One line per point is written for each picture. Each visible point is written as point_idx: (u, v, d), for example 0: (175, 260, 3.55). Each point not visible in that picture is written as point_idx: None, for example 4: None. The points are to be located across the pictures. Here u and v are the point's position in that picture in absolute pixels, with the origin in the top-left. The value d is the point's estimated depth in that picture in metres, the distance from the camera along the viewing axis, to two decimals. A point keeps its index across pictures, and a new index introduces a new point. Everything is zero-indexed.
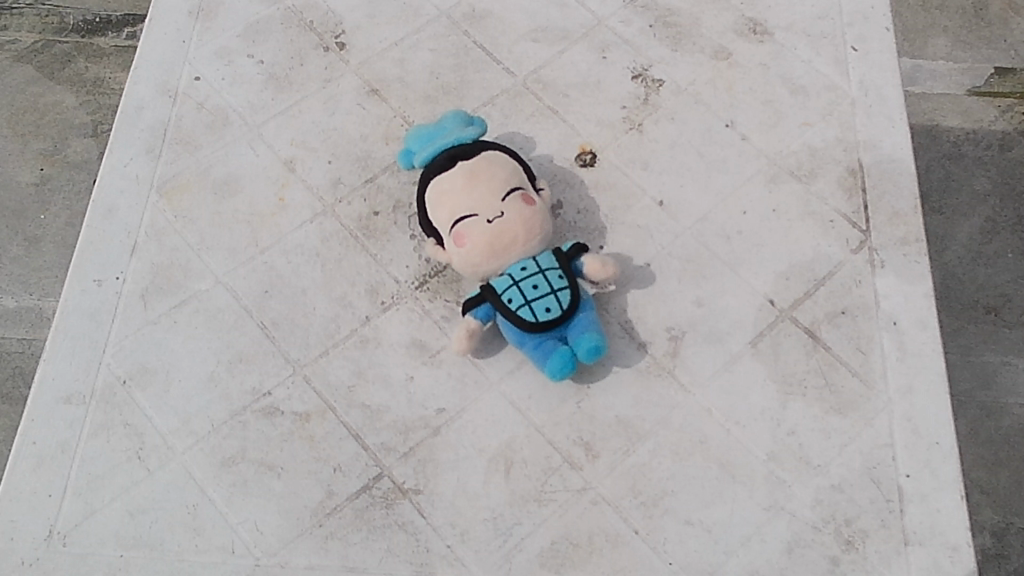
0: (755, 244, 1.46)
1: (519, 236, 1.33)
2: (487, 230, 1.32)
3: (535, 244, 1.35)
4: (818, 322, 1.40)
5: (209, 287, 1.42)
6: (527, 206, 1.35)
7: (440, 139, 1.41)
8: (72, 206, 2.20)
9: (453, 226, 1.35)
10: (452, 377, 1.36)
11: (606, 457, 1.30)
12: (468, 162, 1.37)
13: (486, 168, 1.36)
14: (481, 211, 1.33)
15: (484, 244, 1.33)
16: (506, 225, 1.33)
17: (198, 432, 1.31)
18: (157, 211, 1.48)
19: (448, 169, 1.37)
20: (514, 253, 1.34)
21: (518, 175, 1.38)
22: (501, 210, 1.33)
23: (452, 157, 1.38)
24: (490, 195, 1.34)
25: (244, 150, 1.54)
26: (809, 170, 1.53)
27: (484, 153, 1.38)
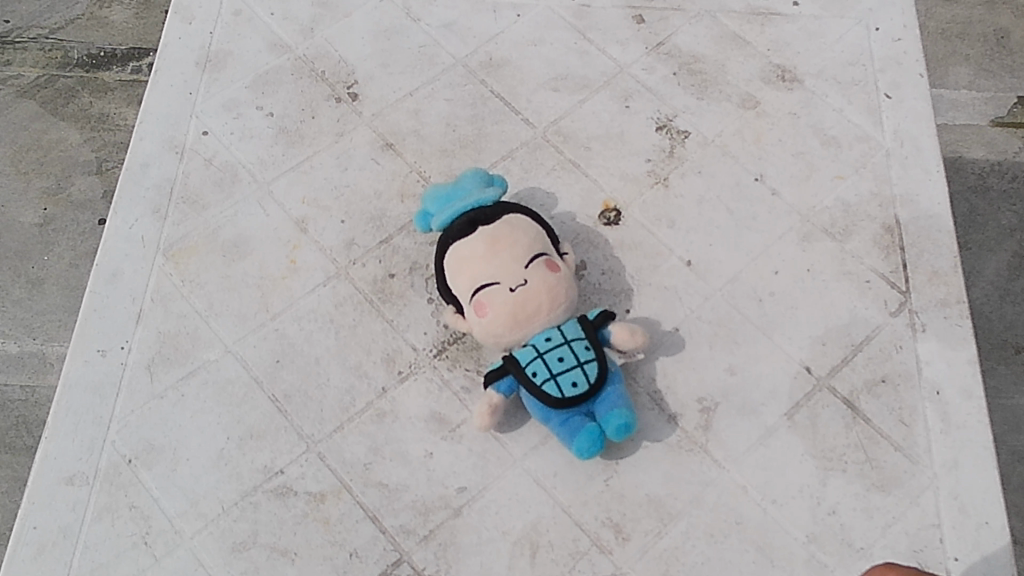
0: (789, 306, 1.40)
1: (543, 306, 1.26)
2: (510, 299, 1.26)
3: (560, 312, 1.28)
4: (857, 391, 1.33)
5: (219, 357, 1.35)
6: (551, 274, 1.28)
7: (459, 201, 1.34)
8: (76, 247, 2.14)
9: (474, 295, 1.29)
10: (473, 453, 1.29)
11: (636, 540, 1.24)
12: (490, 227, 1.30)
13: (508, 234, 1.29)
14: (503, 279, 1.27)
15: (507, 314, 1.26)
16: (530, 294, 1.26)
17: (208, 515, 1.25)
18: (164, 275, 1.42)
19: (468, 234, 1.31)
20: (538, 322, 1.27)
21: (541, 240, 1.32)
22: (524, 277, 1.27)
23: (471, 221, 1.31)
24: (512, 262, 1.28)
25: (254, 209, 1.47)
26: (843, 226, 1.46)
27: (506, 216, 1.32)
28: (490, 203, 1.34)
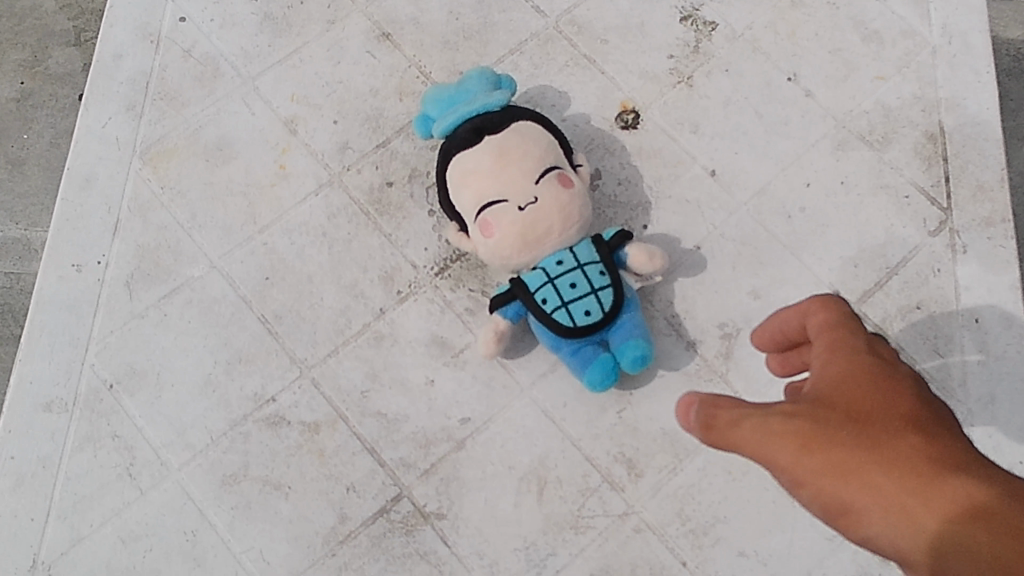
0: (820, 223, 1.29)
1: (556, 226, 1.16)
2: (520, 219, 1.15)
3: (573, 232, 1.18)
4: (889, 318, 1.25)
5: (204, 273, 1.25)
6: (564, 189, 1.17)
7: (464, 105, 1.21)
8: (56, 125, 1.69)
9: (479, 213, 1.18)
10: (477, 381, 1.21)
11: (649, 477, 1.17)
12: (497, 136, 1.18)
13: (517, 146, 1.17)
14: (512, 197, 1.16)
15: (516, 235, 1.16)
16: (541, 213, 1.15)
17: (195, 446, 1.17)
18: (141, 181, 1.30)
19: (473, 144, 1.19)
20: (549, 243, 1.17)
21: (554, 151, 1.20)
22: (535, 194, 1.16)
23: (477, 130, 1.19)
24: (521, 177, 1.16)
25: (238, 107, 1.34)
26: (881, 134, 1.34)
27: (515, 124, 1.20)
28: (498, 107, 1.21)
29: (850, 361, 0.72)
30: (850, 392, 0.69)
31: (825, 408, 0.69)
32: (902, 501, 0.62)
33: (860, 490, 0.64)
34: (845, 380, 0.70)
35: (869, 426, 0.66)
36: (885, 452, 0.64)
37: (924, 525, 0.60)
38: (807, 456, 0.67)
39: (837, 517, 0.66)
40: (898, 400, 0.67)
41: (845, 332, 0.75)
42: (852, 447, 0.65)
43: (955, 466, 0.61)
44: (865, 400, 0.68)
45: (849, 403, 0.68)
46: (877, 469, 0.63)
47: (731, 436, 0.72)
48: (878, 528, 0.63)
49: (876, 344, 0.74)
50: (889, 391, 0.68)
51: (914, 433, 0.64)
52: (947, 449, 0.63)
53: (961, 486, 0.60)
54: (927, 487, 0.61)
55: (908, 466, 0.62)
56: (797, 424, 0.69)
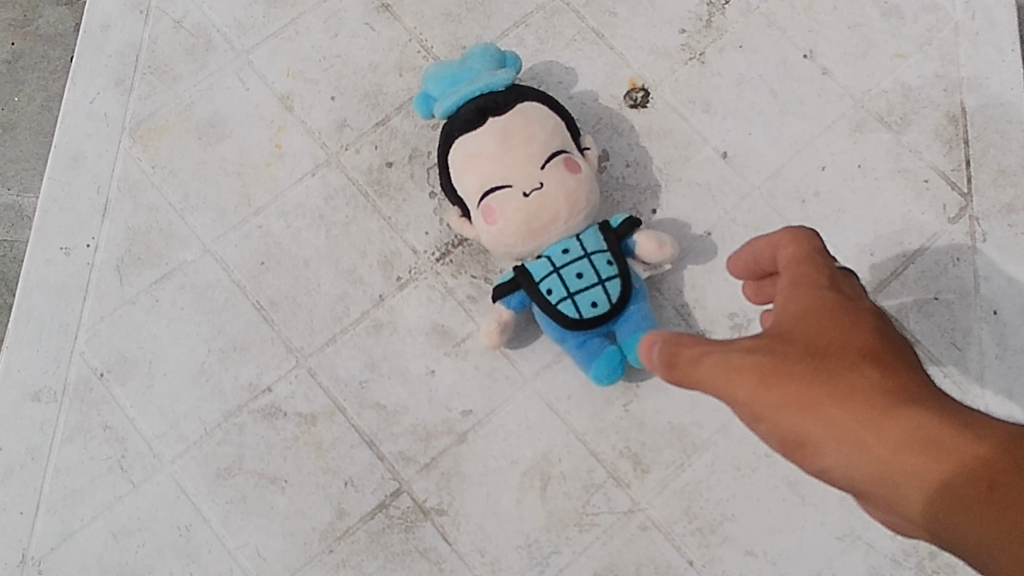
0: (836, 209, 1.25)
1: (561, 213, 1.11)
2: (524, 206, 1.11)
3: (579, 219, 1.13)
4: (905, 309, 1.21)
5: (196, 257, 1.21)
6: (571, 175, 1.12)
7: (467, 83, 1.16)
8: (49, 88, 1.55)
9: (482, 199, 1.13)
10: (479, 372, 1.17)
11: (656, 473, 1.14)
12: (501, 118, 1.13)
13: (522, 128, 1.12)
14: (516, 182, 1.11)
15: (521, 223, 1.11)
16: (547, 200, 1.11)
17: (189, 437, 1.14)
18: (131, 160, 1.25)
19: (476, 126, 1.13)
20: (555, 231, 1.12)
21: (560, 134, 1.14)
22: (540, 180, 1.11)
23: (480, 110, 1.14)
24: (526, 162, 1.11)
25: (231, 81, 1.29)
26: (900, 115, 1.29)
27: (520, 105, 1.14)
28: (503, 86, 1.16)
29: (811, 293, 0.71)
30: (810, 325, 0.68)
31: (783, 342, 0.68)
32: (859, 434, 0.61)
33: (818, 424, 0.63)
34: (806, 313, 0.69)
35: (828, 359, 0.65)
36: (843, 386, 0.63)
37: (881, 457, 0.61)
38: (765, 391, 0.65)
39: (794, 449, 0.65)
40: (856, 332, 0.66)
41: (811, 265, 0.74)
42: (810, 381, 0.64)
43: (913, 399, 0.61)
44: (826, 333, 0.67)
45: (811, 337, 0.67)
46: (839, 403, 0.62)
47: (693, 371, 0.70)
48: (835, 459, 0.63)
49: (837, 276, 0.73)
50: (848, 322, 0.67)
51: (875, 367, 0.64)
52: (904, 381, 0.63)
53: (919, 419, 0.60)
54: (886, 421, 0.61)
55: (866, 400, 0.62)
56: (758, 358, 0.67)
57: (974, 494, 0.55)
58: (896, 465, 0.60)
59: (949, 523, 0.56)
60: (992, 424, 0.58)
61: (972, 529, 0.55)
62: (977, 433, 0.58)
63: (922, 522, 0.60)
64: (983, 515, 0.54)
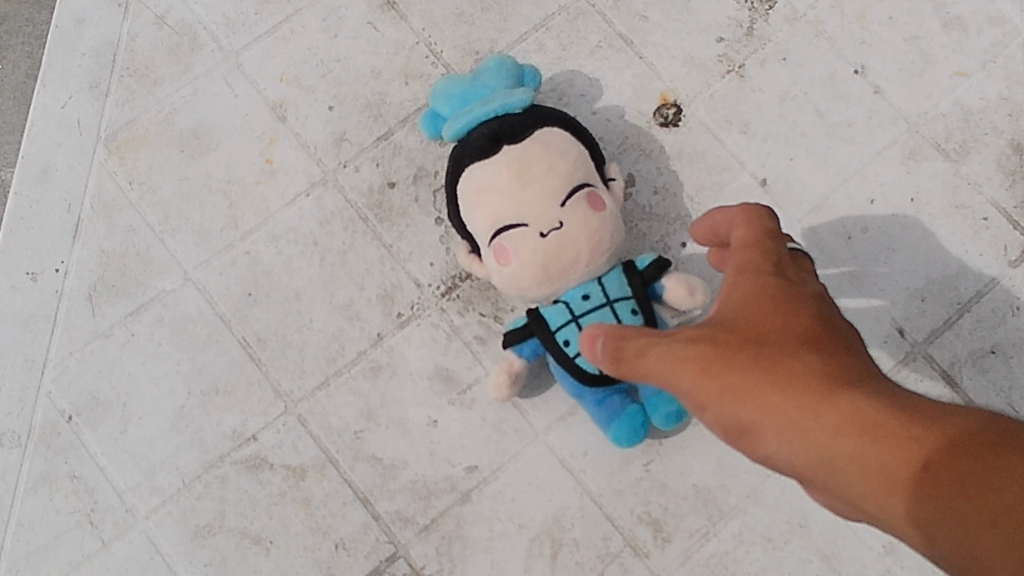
0: (884, 248, 1.13)
1: (583, 256, 0.97)
2: (542, 248, 0.97)
3: (603, 262, 1.00)
4: (959, 363, 1.09)
5: (176, 286, 1.10)
6: (594, 212, 0.98)
7: (480, 104, 1.02)
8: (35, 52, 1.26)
9: (494, 237, 0.99)
10: (486, 423, 1.07)
11: (677, 542, 1.04)
12: (517, 147, 0.98)
13: (540, 158, 0.98)
14: (533, 220, 0.97)
15: (537, 266, 0.97)
16: (567, 242, 0.97)
17: (165, 490, 1.04)
18: (106, 174, 1.13)
19: (488, 155, 0.99)
20: (574, 275, 0.99)
21: (584, 164, 1.00)
22: (560, 219, 0.97)
23: (494, 136, 0.99)
24: (544, 197, 0.97)
25: (219, 86, 1.16)
26: (959, 141, 1.16)
27: (539, 131, 1.00)
28: (521, 107, 1.01)
29: (753, 276, 0.72)
30: (752, 316, 0.68)
31: (726, 332, 0.68)
32: (796, 419, 0.62)
33: (758, 411, 0.64)
34: (749, 304, 0.69)
35: (768, 348, 0.65)
36: (782, 374, 0.63)
37: (814, 437, 0.61)
38: (708, 381, 0.66)
39: (736, 436, 0.66)
40: (796, 321, 0.67)
41: (754, 246, 0.76)
42: (749, 370, 0.65)
43: (849, 382, 0.62)
44: (765, 319, 0.68)
45: (749, 325, 0.68)
46: (775, 389, 0.63)
47: (639, 367, 0.71)
48: (774, 445, 0.64)
49: (782, 254, 0.76)
50: (791, 310, 0.68)
51: (811, 353, 0.64)
52: (843, 365, 0.63)
53: (853, 402, 0.60)
54: (821, 404, 0.61)
55: (805, 386, 0.62)
56: (698, 349, 0.68)
57: (906, 470, 0.56)
58: (833, 449, 0.60)
59: (881, 496, 0.58)
60: (919, 403, 0.60)
61: (902, 501, 0.56)
62: (906, 412, 0.59)
63: (855, 498, 0.61)
64: (912, 488, 0.56)
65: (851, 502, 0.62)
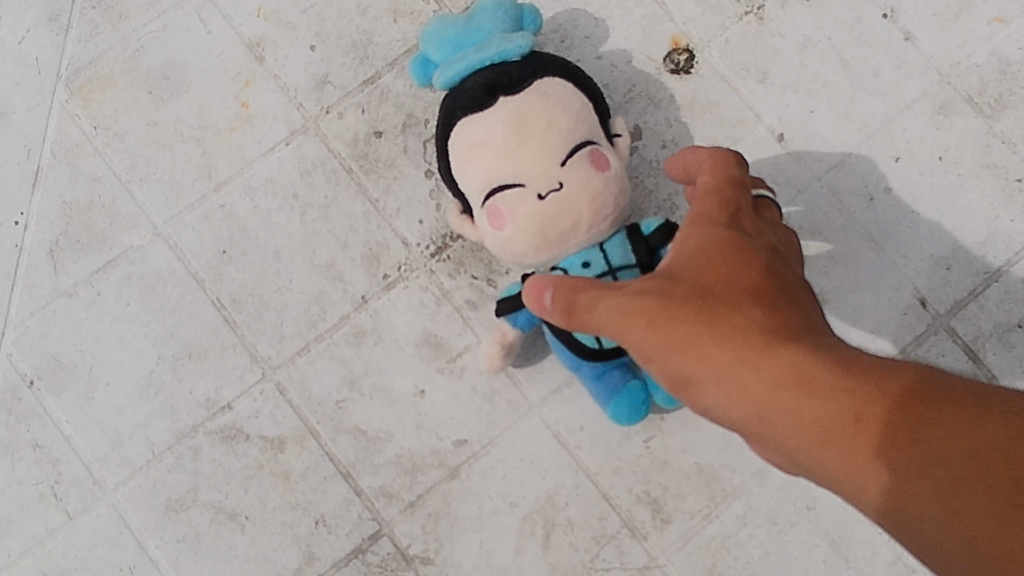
0: (908, 211, 1.05)
1: (584, 221, 0.88)
2: (539, 212, 0.88)
3: (606, 227, 0.91)
4: (983, 337, 1.03)
5: (145, 242, 1.02)
6: (597, 171, 0.89)
7: (474, 50, 0.92)
8: None
9: (488, 199, 0.90)
10: (477, 394, 1.00)
11: (677, 524, 0.98)
12: (515, 100, 0.89)
13: (540, 112, 0.88)
14: (530, 180, 0.88)
15: (534, 231, 0.88)
16: (567, 205, 0.88)
17: (133, 462, 0.98)
18: (67, 118, 1.04)
19: (482, 106, 0.89)
20: (573, 240, 0.90)
21: (587, 119, 0.91)
22: (559, 180, 0.88)
23: (489, 86, 0.89)
24: (543, 154, 0.88)
25: (189, 21, 1.06)
26: (995, 95, 1.06)
27: (538, 83, 0.90)
28: (518, 54, 0.92)
29: (708, 227, 0.67)
30: (699, 266, 0.64)
31: (673, 284, 0.63)
32: (735, 373, 0.58)
33: (699, 365, 0.59)
34: (698, 254, 0.65)
35: (712, 299, 0.61)
36: (723, 326, 0.59)
37: (753, 392, 0.57)
38: (650, 334, 0.61)
39: (679, 389, 0.62)
40: (744, 270, 0.62)
41: (714, 193, 0.71)
42: (689, 322, 0.60)
43: (794, 337, 0.57)
44: (714, 270, 0.63)
45: (697, 277, 0.63)
46: (718, 343, 0.59)
47: (587, 320, 0.66)
48: (714, 400, 0.60)
49: (742, 201, 0.70)
50: (739, 259, 0.63)
51: (758, 304, 0.60)
52: (791, 319, 0.59)
53: (797, 357, 0.56)
54: (764, 360, 0.57)
55: (748, 340, 0.58)
56: (643, 300, 0.63)
57: (843, 426, 0.53)
58: (775, 407, 0.56)
59: (819, 452, 0.55)
60: (859, 356, 0.56)
61: (842, 458, 0.54)
62: (847, 365, 0.55)
63: (791, 454, 0.57)
64: (850, 444, 0.53)
65: (787, 457, 0.58)
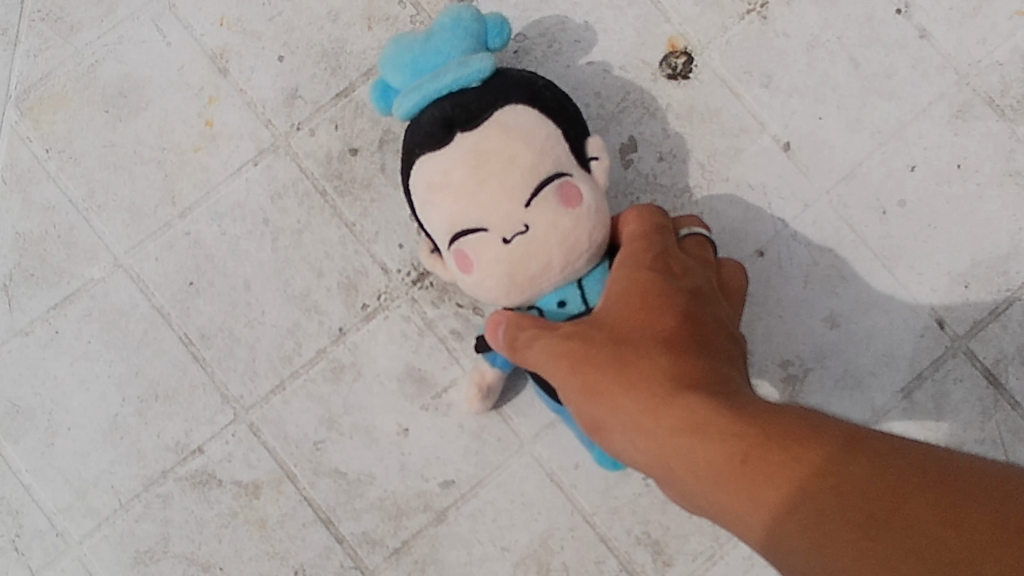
0: (924, 225, 0.98)
1: (558, 266, 0.74)
2: (506, 261, 0.74)
3: (582, 266, 0.76)
4: (1004, 360, 0.96)
5: (106, 275, 0.95)
6: (568, 208, 0.73)
7: (428, 76, 0.76)
8: None
9: (450, 243, 0.76)
10: (464, 432, 0.93)
11: (679, 567, 0.92)
12: (472, 136, 0.74)
13: (499, 147, 0.73)
14: (492, 224, 0.74)
15: (503, 281, 0.75)
16: (535, 251, 0.73)
17: (100, 512, 0.93)
18: (18, 141, 0.97)
19: (438, 144, 0.75)
20: (547, 284, 0.75)
21: (557, 148, 0.75)
22: (524, 223, 0.73)
23: (446, 121, 0.74)
24: (505, 194, 0.73)
25: (147, 32, 0.98)
26: (1018, 96, 0.99)
27: (500, 112, 0.75)
28: (479, 79, 0.76)
29: (632, 274, 0.65)
30: (622, 311, 0.62)
31: (596, 329, 0.62)
32: (637, 418, 0.56)
33: (609, 411, 0.58)
34: (621, 298, 0.63)
35: (627, 343, 0.60)
36: (631, 372, 0.58)
37: (652, 436, 0.56)
38: (573, 377, 0.61)
39: (597, 434, 0.61)
40: (660, 318, 0.60)
41: (642, 242, 0.69)
42: (604, 368, 0.59)
43: (697, 384, 0.55)
44: (632, 318, 0.61)
45: (617, 324, 0.62)
46: (623, 387, 0.57)
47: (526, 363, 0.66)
48: (623, 445, 0.58)
49: (671, 250, 0.68)
50: (659, 305, 0.61)
51: (667, 352, 0.58)
52: (699, 365, 0.57)
53: (693, 401, 0.54)
54: (663, 405, 0.55)
55: (650, 386, 0.56)
56: (568, 345, 0.63)
57: (729, 468, 0.51)
58: (670, 450, 0.55)
59: (708, 495, 0.53)
60: (760, 401, 0.54)
61: (729, 503, 0.51)
62: (741, 410, 0.53)
63: (689, 499, 0.55)
64: (735, 486, 0.51)
65: (691, 503, 0.56)
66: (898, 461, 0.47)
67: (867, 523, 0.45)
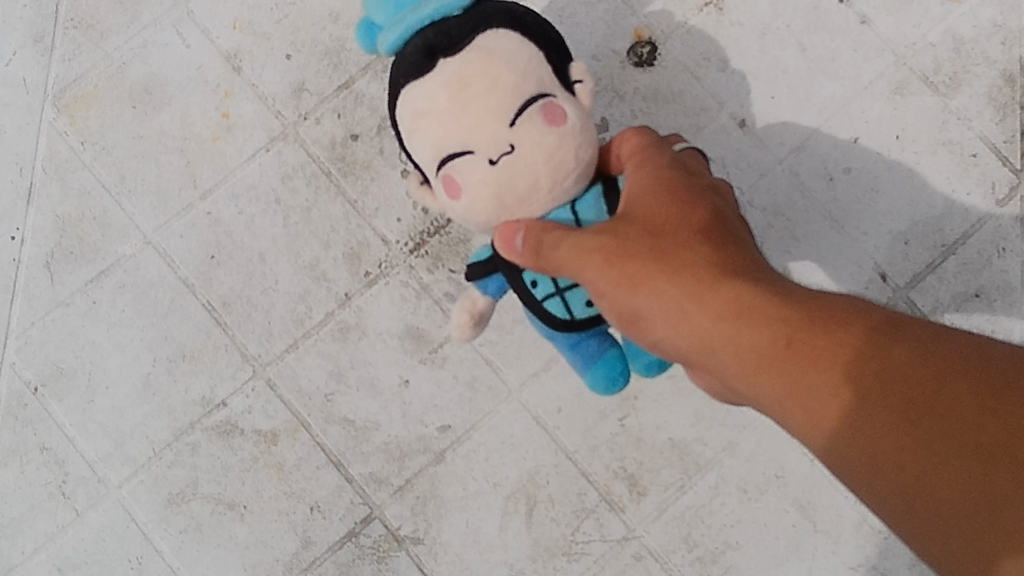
0: (868, 189, 1.09)
1: (546, 182, 0.79)
2: (496, 179, 0.78)
3: (569, 184, 0.80)
4: (941, 308, 1.07)
5: (137, 251, 1.07)
6: (553, 126, 0.78)
7: (411, 8, 0.78)
8: None
9: (441, 169, 0.80)
10: (458, 381, 1.05)
11: (653, 496, 1.03)
12: (456, 61, 0.77)
13: (482, 69, 0.77)
14: (479, 147, 0.78)
15: (493, 200, 0.79)
16: (524, 168, 0.78)
17: (136, 460, 1.05)
18: (55, 135, 1.09)
19: (423, 72, 0.78)
20: (535, 202, 0.80)
21: (537, 70, 0.79)
22: (511, 143, 0.77)
23: (428, 50, 0.78)
24: (490, 116, 0.77)
25: (168, 36, 1.10)
26: (949, 73, 1.10)
27: (482, 38, 0.78)
28: (459, 8, 0.78)
29: (653, 179, 0.73)
30: (652, 212, 0.70)
31: (627, 226, 0.70)
32: (680, 304, 0.65)
33: (647, 298, 0.66)
34: (646, 201, 0.71)
35: (664, 241, 0.68)
36: (672, 264, 0.66)
37: (697, 322, 0.64)
38: (607, 270, 0.68)
39: (628, 321, 0.69)
40: (694, 220, 0.68)
41: (650, 151, 0.76)
42: (642, 259, 0.67)
43: (736, 279, 0.64)
44: (665, 218, 0.69)
45: (649, 222, 0.70)
46: (666, 278, 0.66)
47: (552, 261, 0.73)
48: (661, 332, 0.67)
49: (678, 156, 0.76)
50: (688, 207, 0.69)
51: (706, 250, 0.66)
52: (734, 263, 0.65)
53: (737, 293, 0.63)
54: (706, 292, 0.64)
55: (693, 276, 0.65)
56: (601, 241, 0.70)
57: (774, 351, 0.60)
58: (715, 333, 0.63)
59: (751, 375, 0.62)
60: (799, 290, 0.63)
61: (772, 380, 0.61)
62: (783, 297, 0.62)
63: (728, 379, 0.65)
64: (780, 368, 0.60)
65: (724, 380, 0.65)
66: (933, 342, 0.55)
67: (909, 405, 0.54)
